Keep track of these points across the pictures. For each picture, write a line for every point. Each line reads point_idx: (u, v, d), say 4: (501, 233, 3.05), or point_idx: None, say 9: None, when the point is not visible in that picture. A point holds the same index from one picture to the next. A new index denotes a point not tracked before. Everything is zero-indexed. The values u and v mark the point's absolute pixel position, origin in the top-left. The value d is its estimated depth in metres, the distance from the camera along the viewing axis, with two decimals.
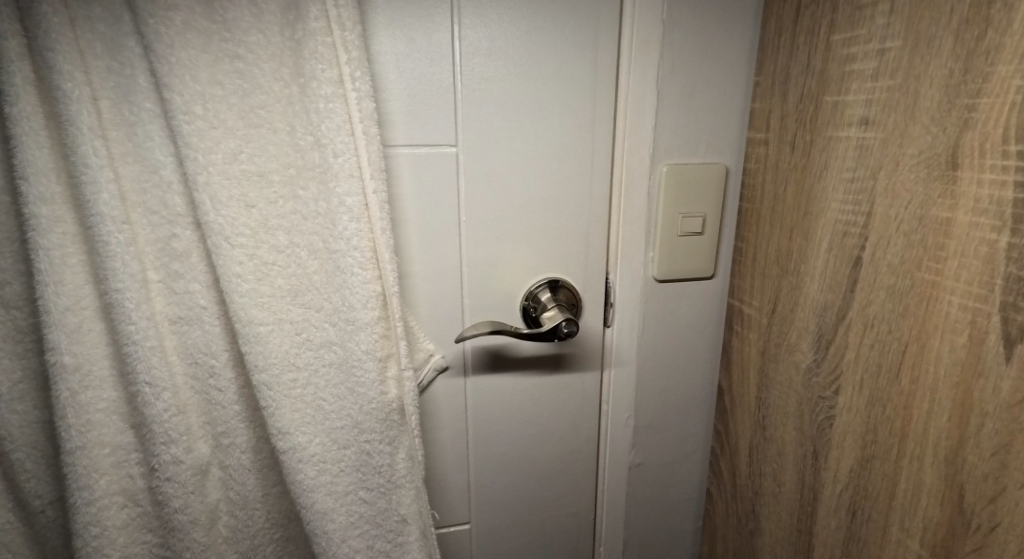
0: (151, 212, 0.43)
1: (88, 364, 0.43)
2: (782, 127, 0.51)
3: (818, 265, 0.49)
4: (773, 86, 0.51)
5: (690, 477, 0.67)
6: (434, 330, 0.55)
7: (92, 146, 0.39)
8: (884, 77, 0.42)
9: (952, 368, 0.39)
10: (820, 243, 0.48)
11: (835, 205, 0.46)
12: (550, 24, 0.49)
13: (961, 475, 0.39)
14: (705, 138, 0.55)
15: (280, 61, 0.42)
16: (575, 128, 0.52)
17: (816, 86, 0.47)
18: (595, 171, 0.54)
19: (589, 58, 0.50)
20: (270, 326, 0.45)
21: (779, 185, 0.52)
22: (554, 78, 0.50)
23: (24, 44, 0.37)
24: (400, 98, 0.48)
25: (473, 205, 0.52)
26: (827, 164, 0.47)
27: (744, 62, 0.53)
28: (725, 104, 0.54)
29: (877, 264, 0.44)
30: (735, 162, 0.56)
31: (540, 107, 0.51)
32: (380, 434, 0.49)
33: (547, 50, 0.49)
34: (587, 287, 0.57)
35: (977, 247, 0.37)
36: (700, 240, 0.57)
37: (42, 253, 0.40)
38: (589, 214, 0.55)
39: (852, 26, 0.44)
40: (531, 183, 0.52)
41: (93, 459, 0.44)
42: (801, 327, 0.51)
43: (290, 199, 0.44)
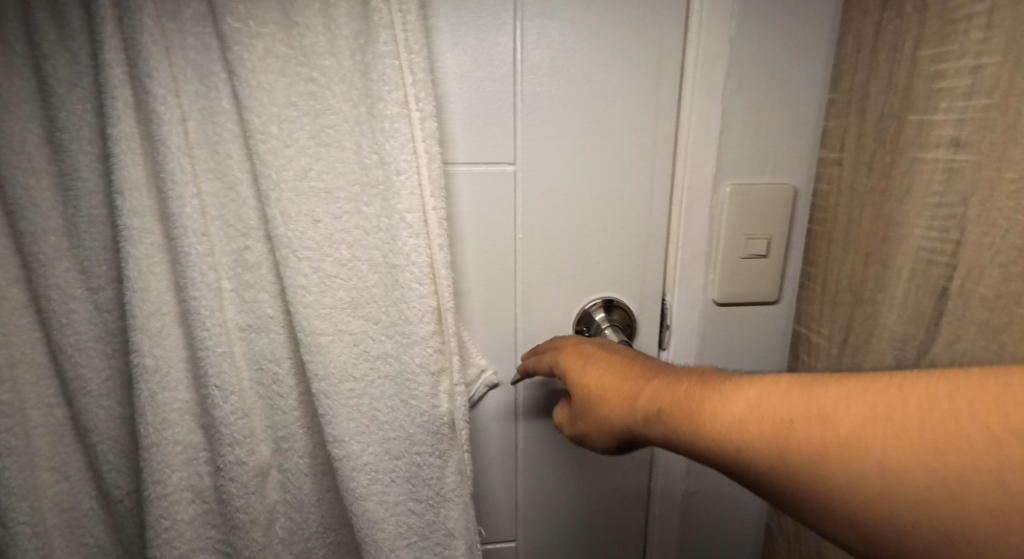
0: (228, 225, 0.46)
1: (166, 366, 0.46)
2: (859, 147, 0.48)
3: (897, 295, 0.46)
4: (850, 103, 0.49)
5: (748, 511, 0.63)
6: (487, 345, 0.55)
7: (179, 164, 0.42)
8: (979, 95, 0.39)
9: None
10: (900, 271, 0.45)
11: (919, 231, 0.43)
12: (612, 44, 0.49)
13: None
14: (772, 157, 0.53)
15: (350, 83, 0.44)
16: (636, 147, 0.51)
17: (899, 104, 0.44)
18: (654, 190, 0.53)
19: (652, 77, 0.50)
20: (331, 336, 0.47)
21: (853, 208, 0.49)
22: (616, 96, 0.50)
23: (127, 72, 0.41)
24: (462, 117, 0.49)
25: (531, 223, 0.52)
26: (909, 187, 0.44)
27: (818, 80, 0.51)
28: (795, 123, 0.52)
29: (967, 297, 0.41)
30: (805, 183, 0.53)
31: (600, 125, 0.50)
32: (431, 447, 0.50)
33: (609, 69, 0.49)
34: (644, 308, 0.56)
35: None
36: (764, 263, 0.55)
37: (131, 261, 0.43)
38: (648, 234, 0.54)
39: (942, 41, 0.41)
40: (589, 201, 0.52)
41: (167, 455, 0.47)
42: (875, 360, 0.48)
43: (354, 214, 0.46)
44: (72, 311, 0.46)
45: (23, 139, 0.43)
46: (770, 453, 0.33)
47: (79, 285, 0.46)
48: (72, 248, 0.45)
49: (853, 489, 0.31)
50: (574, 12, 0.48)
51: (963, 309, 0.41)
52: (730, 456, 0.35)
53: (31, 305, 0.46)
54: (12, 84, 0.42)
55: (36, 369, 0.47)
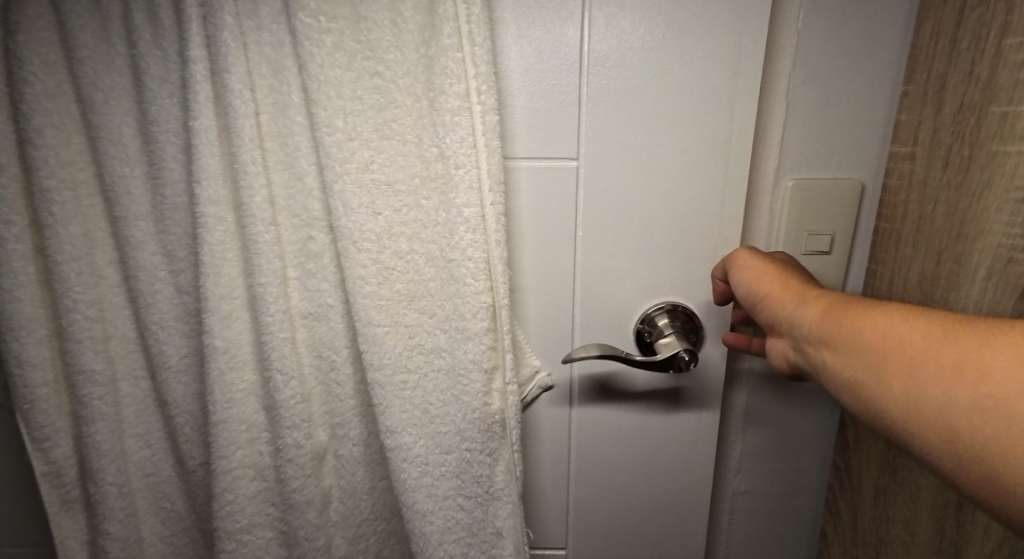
0: (294, 215, 0.47)
1: (235, 348, 0.48)
2: (934, 141, 0.47)
3: (972, 294, 0.46)
4: (925, 96, 0.47)
5: (803, 511, 0.63)
6: (544, 346, 0.54)
7: (251, 155, 0.44)
8: None
9: None
10: (976, 268, 0.45)
11: (998, 228, 0.43)
12: (688, 36, 0.46)
13: None
14: (838, 151, 0.51)
15: (414, 77, 0.44)
16: (709, 143, 0.48)
17: (980, 96, 0.43)
18: (728, 188, 0.49)
19: (730, 69, 0.46)
20: (387, 327, 0.48)
21: (926, 204, 0.48)
22: (688, 89, 0.47)
23: (209, 67, 0.43)
24: (524, 112, 0.48)
25: (596, 220, 0.50)
26: (989, 183, 0.44)
27: (890, 71, 0.49)
28: (866, 118, 0.50)
29: None
30: (873, 179, 0.52)
31: (673, 121, 0.48)
32: (481, 444, 0.49)
33: (679, 60, 0.46)
34: (710, 316, 0.53)
35: None
36: (828, 259, 0.53)
37: (206, 248, 0.46)
38: (717, 236, 0.51)
39: None
40: (656, 200, 0.50)
41: (232, 432, 0.49)
42: None
43: (413, 207, 0.46)
44: (159, 293, 0.50)
45: (120, 131, 0.46)
46: (841, 339, 0.38)
47: (162, 267, 0.49)
48: (158, 233, 0.49)
49: (891, 378, 0.35)
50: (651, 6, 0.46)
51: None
52: (819, 340, 0.40)
53: (124, 286, 0.50)
54: (112, 81, 0.45)
55: (126, 342, 0.51)
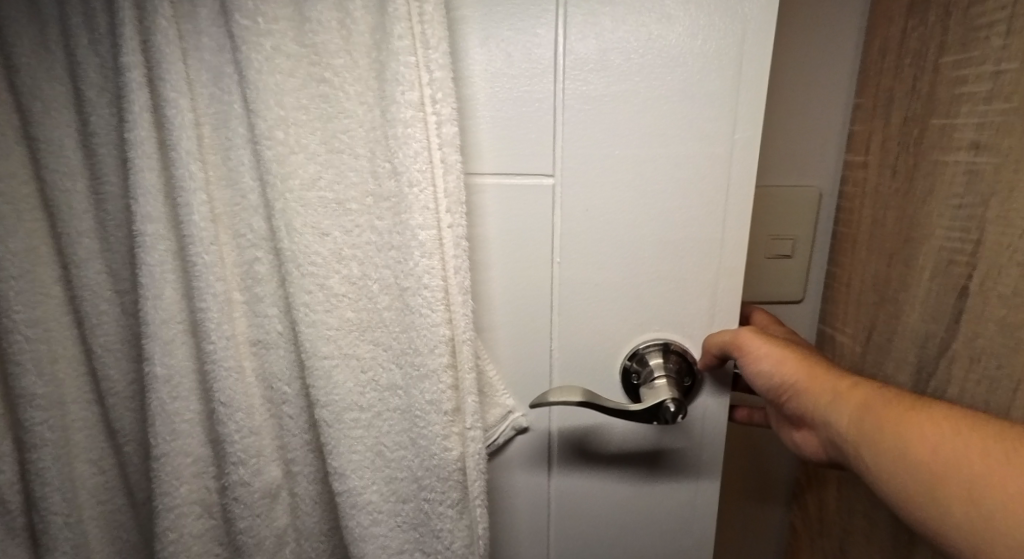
0: (239, 235, 0.43)
1: (177, 377, 0.44)
2: (884, 150, 0.52)
3: (918, 294, 0.49)
4: (875, 110, 0.53)
5: (775, 504, 0.71)
6: (518, 385, 0.48)
7: (189, 170, 0.40)
8: (999, 100, 0.42)
9: None
10: (923, 270, 0.48)
11: (940, 233, 0.47)
12: (681, 35, 0.39)
13: None
14: (798, 163, 0.58)
15: (365, 84, 0.39)
16: (706, 159, 0.41)
17: (922, 110, 0.48)
18: (729, 211, 0.42)
19: (731, 73, 0.40)
20: (337, 361, 0.43)
21: (879, 209, 0.53)
22: (683, 97, 0.40)
23: (145, 74, 0.40)
24: (489, 123, 0.42)
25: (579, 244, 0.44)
26: (932, 189, 0.47)
27: (841, 92, 0.56)
28: (821, 134, 0.57)
29: (985, 295, 0.44)
30: (830, 187, 0.58)
31: (664, 133, 0.41)
32: (441, 495, 0.44)
33: (670, 64, 0.40)
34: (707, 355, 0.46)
35: None
36: (790, 262, 0.58)
37: (144, 268, 0.42)
38: (716, 262, 0.44)
39: (964, 47, 0.45)
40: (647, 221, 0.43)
41: (176, 466, 0.45)
42: (898, 356, 0.51)
43: (366, 228, 0.42)
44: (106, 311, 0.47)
45: (63, 143, 0.43)
46: (874, 438, 0.40)
47: (107, 287, 0.46)
48: (103, 251, 0.46)
49: (929, 479, 0.37)
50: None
51: None
52: (851, 435, 0.41)
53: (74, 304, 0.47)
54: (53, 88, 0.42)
55: (74, 365, 0.48)
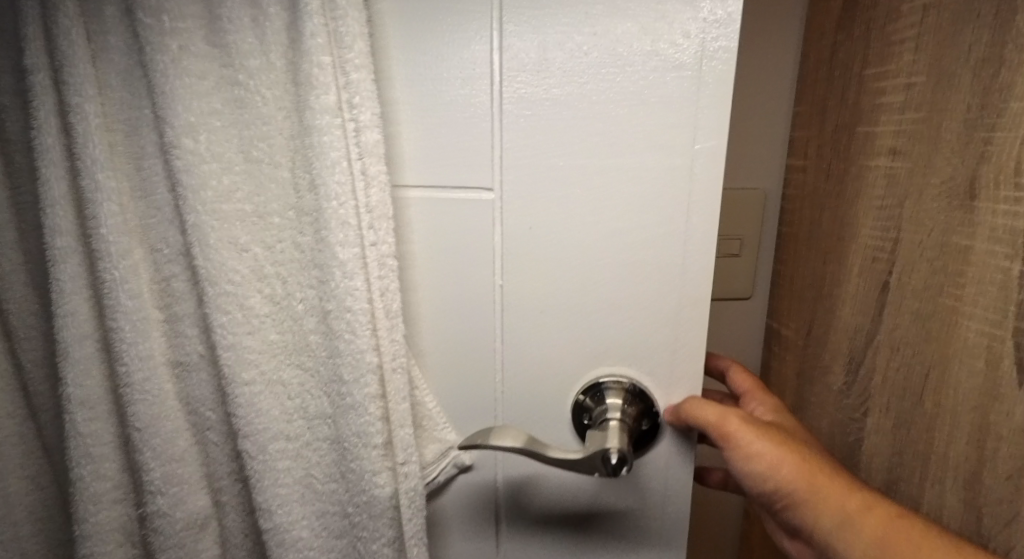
0: (155, 250, 0.40)
1: (92, 399, 0.42)
2: (818, 156, 0.49)
3: (850, 288, 0.46)
4: (812, 115, 0.49)
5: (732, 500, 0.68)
6: (460, 420, 0.43)
7: (99, 180, 0.37)
8: (911, 109, 0.41)
9: (971, 390, 0.37)
10: (852, 264, 0.46)
11: (866, 231, 0.44)
12: (623, 26, 0.34)
13: (979, 497, 0.37)
14: (743, 166, 0.53)
15: (283, 89, 0.36)
16: (665, 170, 0.36)
17: (850, 116, 0.45)
18: (693, 231, 0.37)
19: (688, 71, 0.35)
20: (261, 387, 0.40)
21: (816, 210, 0.49)
22: (634, 97, 0.35)
23: (51, 77, 0.37)
24: (411, 129, 0.38)
25: (530, 267, 0.39)
26: (859, 191, 0.45)
27: (783, 93, 0.51)
28: (764, 134, 0.52)
29: (901, 289, 0.42)
30: (775, 188, 0.53)
31: (624, 142, 0.36)
32: (374, 534, 0.40)
33: (611, 59, 0.35)
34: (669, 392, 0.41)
35: (993, 275, 0.36)
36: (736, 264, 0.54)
37: (56, 283, 0.40)
38: (685, 289, 0.38)
39: (882, 60, 0.42)
40: (606, 242, 0.38)
41: (94, 492, 0.43)
42: (834, 348, 0.48)
43: (291, 246, 0.39)
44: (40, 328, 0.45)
45: None
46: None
47: (32, 302, 0.44)
48: (25, 262, 0.43)
49: None
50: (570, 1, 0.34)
51: None
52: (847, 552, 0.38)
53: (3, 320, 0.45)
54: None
55: None
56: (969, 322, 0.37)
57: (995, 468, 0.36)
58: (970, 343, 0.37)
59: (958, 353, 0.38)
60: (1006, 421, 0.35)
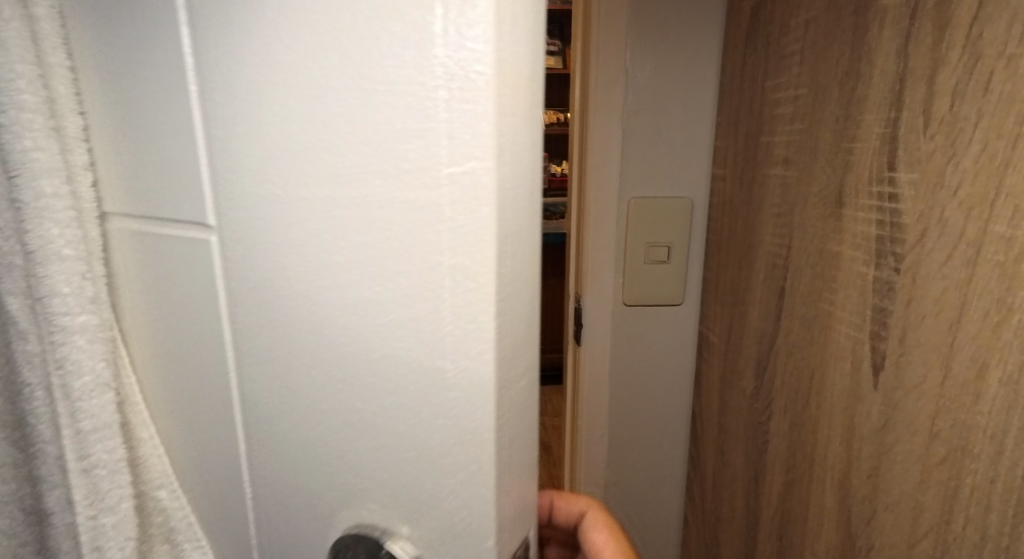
0: None
1: None
2: (721, 146, 0.36)
3: (742, 307, 0.34)
4: (728, 93, 0.35)
5: None
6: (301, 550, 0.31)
7: None
8: (727, 100, 0.36)
9: (838, 393, 0.26)
10: (721, 267, 0.37)
11: (766, 241, 0.31)
12: (676, 55, 0.36)
13: (845, 504, 0.26)
14: (664, 156, 0.38)
15: None
16: (645, 178, 0.38)
17: (749, 98, 0.33)
18: (655, 238, 0.39)
19: (689, 93, 0.37)
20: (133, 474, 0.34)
21: (719, 212, 0.37)
22: (664, 113, 0.37)
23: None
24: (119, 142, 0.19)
25: (190, 392, 0.20)
26: (747, 186, 0.33)
27: (703, 58, 0.36)
28: (685, 117, 0.37)
29: (793, 291, 0.29)
30: (704, 184, 0.38)
31: (401, 169, 0.14)
32: None
33: (666, 77, 0.37)
34: (622, 395, 0.42)
35: (862, 276, 0.24)
36: (664, 279, 0.40)
37: None
38: (425, 453, 0.16)
39: (690, 41, 0.36)
40: (304, 375, 0.17)
41: None
42: (714, 375, 0.38)
43: None
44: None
45: None
46: None
47: None
48: None
49: None
50: (214, 30, 0.16)
51: (1010, 402, 0.18)
52: None
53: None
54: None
55: None
56: (840, 325, 0.26)
57: (862, 484, 0.25)
58: (839, 351, 0.26)
59: (834, 370, 0.26)
60: (867, 435, 0.24)
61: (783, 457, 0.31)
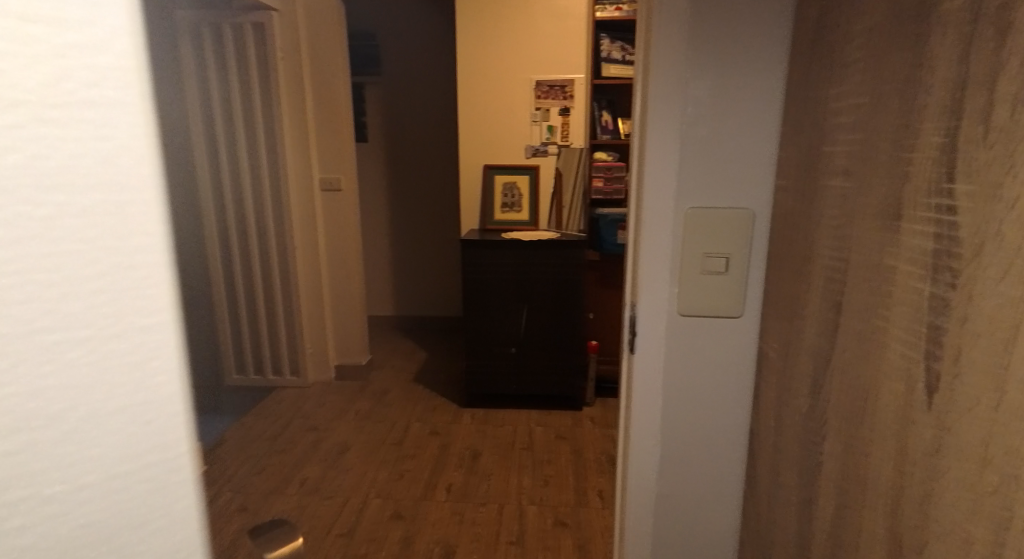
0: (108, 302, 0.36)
1: None
2: (785, 157, 0.36)
3: (799, 322, 0.33)
4: (793, 102, 0.35)
5: None
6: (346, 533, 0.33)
7: None
8: (792, 111, 0.35)
9: (892, 415, 0.25)
10: (781, 280, 0.36)
11: (824, 254, 0.30)
12: (739, 66, 0.36)
13: (896, 533, 0.24)
14: (724, 166, 0.38)
15: None
16: (703, 188, 0.38)
17: (813, 109, 0.32)
18: (713, 248, 0.39)
19: (752, 103, 0.37)
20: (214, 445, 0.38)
21: (780, 223, 0.36)
22: (725, 123, 0.37)
23: None
24: None
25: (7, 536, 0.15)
26: (807, 197, 0.32)
27: (766, 67, 0.36)
28: (747, 127, 0.37)
29: (849, 306, 0.28)
30: (766, 194, 0.38)
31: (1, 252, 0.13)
32: None
33: (728, 87, 0.36)
34: (674, 406, 0.42)
35: (920, 292, 0.23)
36: (721, 291, 0.39)
37: None
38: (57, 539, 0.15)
39: (755, 51, 0.36)
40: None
41: None
42: (771, 392, 0.37)
43: None
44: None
45: None
46: None
47: None
48: None
49: None
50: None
51: None
52: None
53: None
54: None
55: None
56: (896, 343, 0.25)
57: (913, 512, 0.23)
58: (895, 371, 0.25)
59: (889, 390, 0.25)
60: (919, 460, 0.23)
61: (835, 480, 0.29)
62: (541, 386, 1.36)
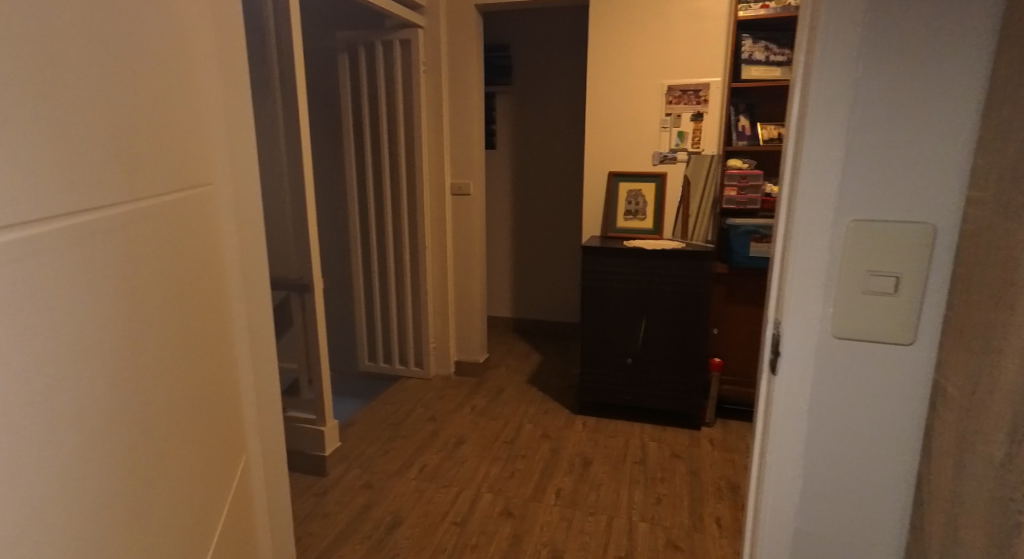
0: None
1: None
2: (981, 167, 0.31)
3: (993, 358, 0.28)
4: (997, 104, 0.30)
5: None
6: None
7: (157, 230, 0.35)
8: (995, 113, 0.30)
9: None
10: (969, 308, 0.31)
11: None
12: (925, 64, 0.32)
13: None
14: (899, 175, 0.34)
15: None
16: (873, 199, 0.34)
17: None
18: (881, 266, 0.35)
19: (939, 106, 0.32)
20: None
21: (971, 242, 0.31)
22: (905, 127, 0.33)
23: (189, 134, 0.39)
24: None
25: None
26: (1011, 213, 0.28)
27: (962, 66, 0.32)
28: (933, 132, 0.33)
29: None
30: (951, 208, 0.33)
31: None
32: None
33: (911, 88, 0.33)
34: (822, 436, 0.38)
35: None
36: (888, 315, 0.35)
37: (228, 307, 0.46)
38: None
39: (947, 47, 0.32)
40: None
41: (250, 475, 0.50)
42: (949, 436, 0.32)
43: None
44: (245, 326, 0.57)
45: None
46: None
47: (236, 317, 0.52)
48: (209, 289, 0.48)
49: None
50: None
51: None
52: None
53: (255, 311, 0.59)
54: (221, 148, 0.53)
55: None
56: None
57: None
58: None
59: None
60: None
61: None
62: (657, 400, 1.31)
